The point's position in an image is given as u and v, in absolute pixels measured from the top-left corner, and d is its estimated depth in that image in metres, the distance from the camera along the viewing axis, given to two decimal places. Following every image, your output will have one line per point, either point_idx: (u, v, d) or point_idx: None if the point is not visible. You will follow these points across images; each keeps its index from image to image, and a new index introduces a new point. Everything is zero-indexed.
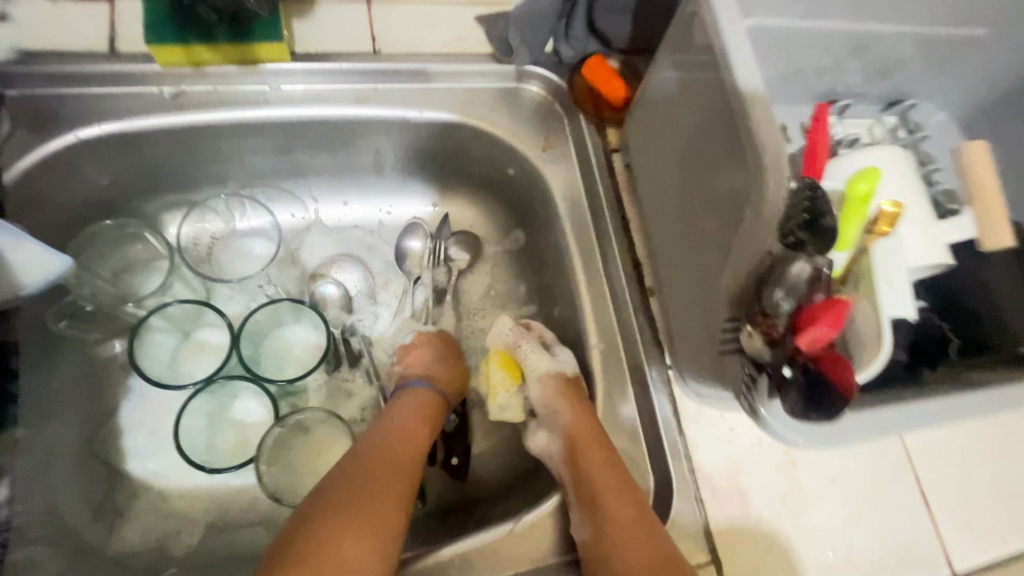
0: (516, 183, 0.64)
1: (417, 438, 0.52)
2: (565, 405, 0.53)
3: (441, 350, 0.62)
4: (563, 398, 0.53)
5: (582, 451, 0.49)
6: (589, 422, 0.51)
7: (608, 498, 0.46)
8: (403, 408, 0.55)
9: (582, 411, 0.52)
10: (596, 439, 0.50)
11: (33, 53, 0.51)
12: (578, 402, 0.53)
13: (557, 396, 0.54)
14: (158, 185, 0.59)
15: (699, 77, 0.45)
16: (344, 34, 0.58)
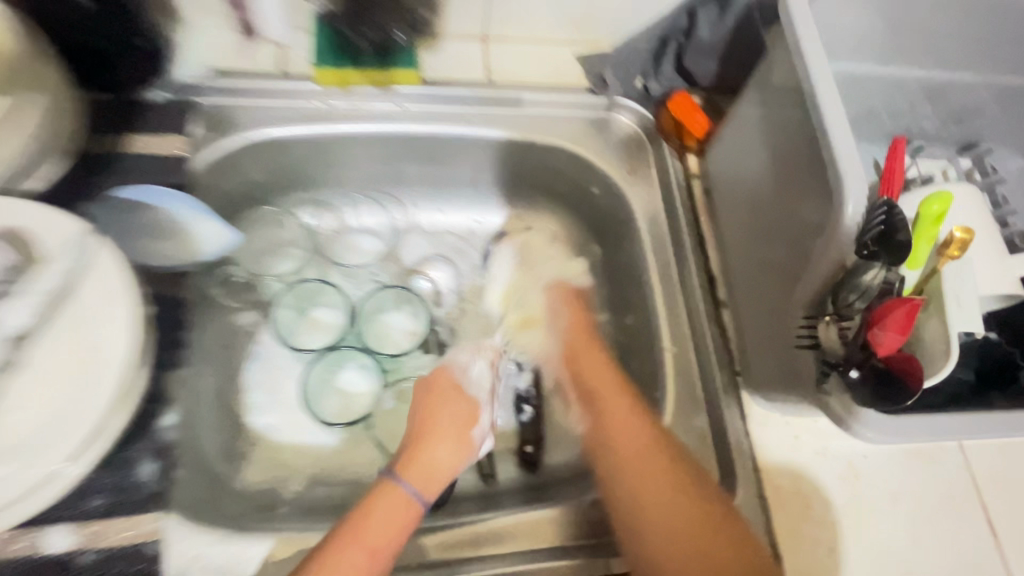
0: (599, 202, 0.71)
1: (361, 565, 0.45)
2: (565, 313, 0.68)
3: (434, 410, 0.57)
4: (566, 302, 0.69)
5: (580, 352, 0.63)
6: (583, 327, 0.66)
7: (603, 394, 0.58)
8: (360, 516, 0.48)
9: (576, 315, 0.67)
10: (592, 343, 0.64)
11: (221, 72, 0.63)
12: (576, 314, 0.68)
13: (562, 302, 0.69)
14: (294, 184, 0.69)
15: (785, 115, 0.50)
16: (463, 65, 0.68)
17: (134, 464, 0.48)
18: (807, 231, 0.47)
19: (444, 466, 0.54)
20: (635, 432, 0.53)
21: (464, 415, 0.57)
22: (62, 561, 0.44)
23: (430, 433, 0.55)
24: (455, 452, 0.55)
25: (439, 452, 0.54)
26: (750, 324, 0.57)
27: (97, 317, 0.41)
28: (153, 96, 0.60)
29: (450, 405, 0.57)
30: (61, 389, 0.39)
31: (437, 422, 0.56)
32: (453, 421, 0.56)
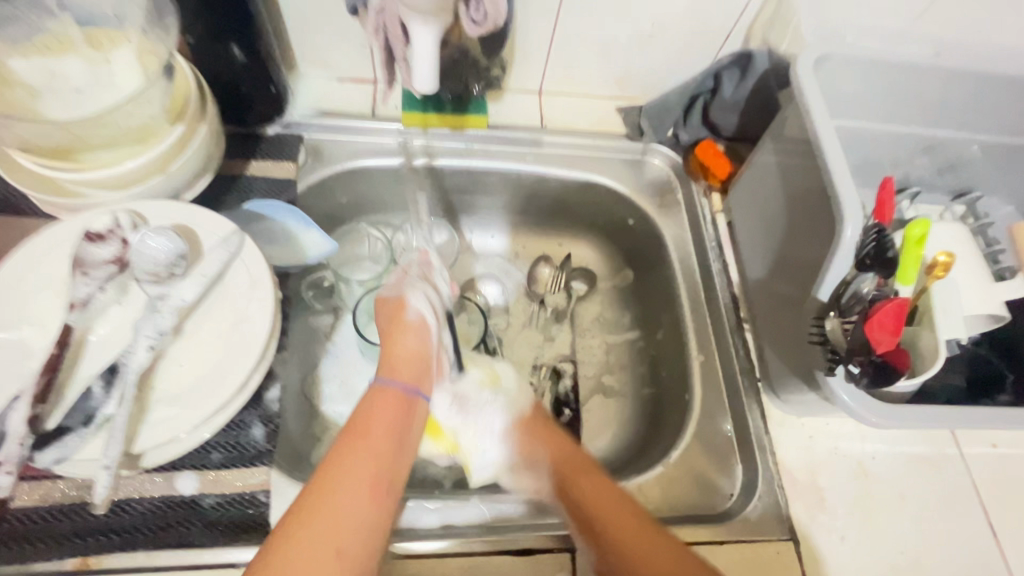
0: (634, 231, 0.82)
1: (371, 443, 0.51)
2: (539, 445, 0.62)
3: (386, 326, 0.62)
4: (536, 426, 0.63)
5: (569, 478, 0.58)
6: (565, 451, 0.61)
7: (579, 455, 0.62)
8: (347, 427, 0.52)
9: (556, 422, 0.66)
10: (581, 466, 0.59)
11: (325, 113, 0.76)
12: (554, 441, 0.62)
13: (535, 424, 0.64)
14: (371, 207, 0.81)
15: (799, 156, 0.60)
16: (522, 114, 0.80)
17: (247, 426, 0.56)
18: (821, 250, 0.56)
19: (413, 352, 0.59)
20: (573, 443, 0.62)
21: (399, 309, 0.62)
22: (188, 501, 0.52)
23: (391, 337, 0.60)
24: (417, 341, 0.60)
25: (403, 347, 0.59)
26: (770, 335, 0.65)
27: (243, 298, 0.51)
28: (270, 131, 0.72)
29: (393, 308, 0.63)
30: (215, 352, 0.49)
31: (397, 325, 0.61)
32: (401, 319, 0.62)
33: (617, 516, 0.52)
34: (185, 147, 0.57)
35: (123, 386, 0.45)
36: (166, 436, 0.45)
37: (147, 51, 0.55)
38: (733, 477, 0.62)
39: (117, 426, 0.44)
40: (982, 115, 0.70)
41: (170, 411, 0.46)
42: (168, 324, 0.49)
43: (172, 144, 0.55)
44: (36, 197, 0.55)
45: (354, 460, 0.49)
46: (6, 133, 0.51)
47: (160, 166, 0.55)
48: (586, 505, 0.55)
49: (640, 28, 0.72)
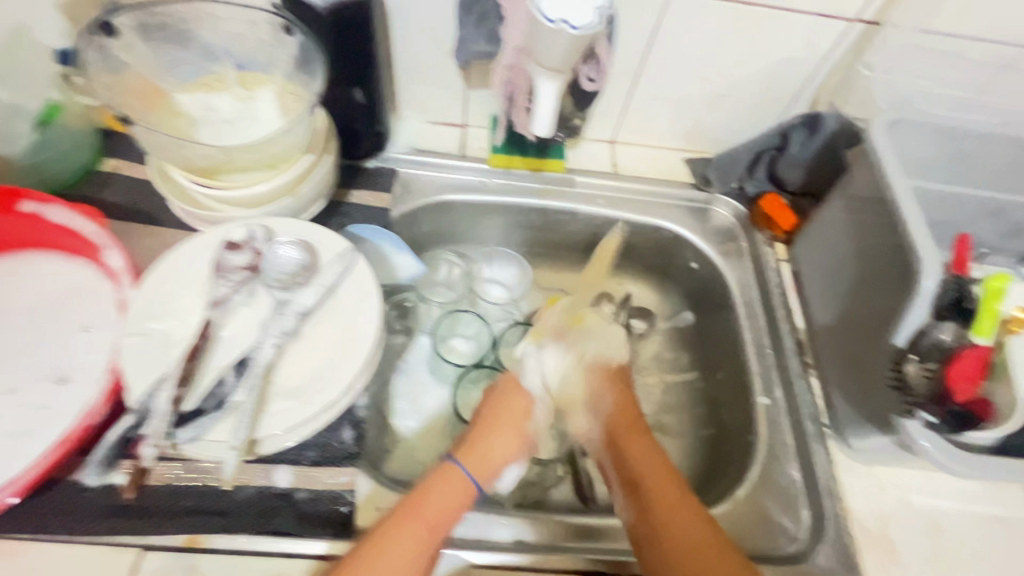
0: (697, 274, 0.85)
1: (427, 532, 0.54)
2: (610, 392, 0.70)
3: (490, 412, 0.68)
4: (607, 390, 0.70)
5: (622, 435, 0.66)
6: (627, 409, 0.69)
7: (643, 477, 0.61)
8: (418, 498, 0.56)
9: (621, 396, 0.70)
10: (635, 427, 0.67)
11: (418, 151, 0.83)
12: (621, 395, 0.70)
13: (608, 387, 0.71)
14: (448, 238, 0.87)
15: (870, 213, 0.63)
16: (595, 160, 0.86)
17: (338, 429, 0.60)
18: (892, 301, 0.58)
19: (508, 450, 0.66)
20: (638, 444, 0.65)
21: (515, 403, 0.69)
22: (282, 493, 0.55)
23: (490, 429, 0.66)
24: (517, 441, 0.67)
25: (499, 443, 0.66)
26: (839, 383, 0.66)
27: (352, 309, 0.57)
28: (370, 164, 0.80)
29: (513, 401, 0.69)
30: (326, 354, 0.55)
31: (506, 419, 0.67)
32: (517, 411, 0.68)
33: (650, 477, 0.60)
34: (309, 172, 0.64)
35: (252, 376, 0.52)
36: (283, 425, 0.50)
37: (290, 91, 0.64)
38: (800, 520, 0.61)
39: (244, 405, 0.50)
40: None
41: (287, 404, 0.52)
42: (287, 328, 0.55)
43: (301, 169, 0.63)
44: (182, 211, 0.63)
45: (404, 538, 0.52)
46: (174, 154, 0.60)
47: (289, 188, 0.63)
48: (630, 462, 0.63)
49: (713, 88, 0.78)
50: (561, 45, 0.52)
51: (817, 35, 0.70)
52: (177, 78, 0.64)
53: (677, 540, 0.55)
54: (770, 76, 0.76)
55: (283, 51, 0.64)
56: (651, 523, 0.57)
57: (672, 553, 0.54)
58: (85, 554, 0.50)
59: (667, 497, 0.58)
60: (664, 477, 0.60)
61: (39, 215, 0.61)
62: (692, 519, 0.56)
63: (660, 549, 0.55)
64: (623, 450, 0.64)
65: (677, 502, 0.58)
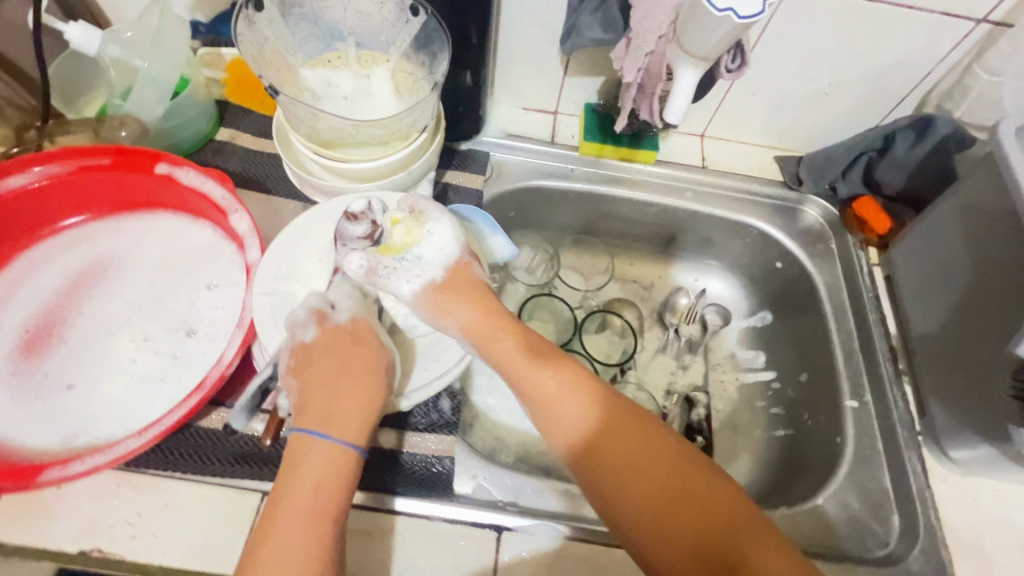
0: (781, 274, 0.85)
1: (325, 487, 0.45)
2: (481, 311, 0.55)
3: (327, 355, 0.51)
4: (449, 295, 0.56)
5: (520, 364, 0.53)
6: (496, 329, 0.55)
7: (580, 421, 0.50)
8: (301, 455, 0.47)
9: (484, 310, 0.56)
10: (538, 353, 0.53)
11: (511, 136, 0.85)
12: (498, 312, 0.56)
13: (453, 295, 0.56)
14: (530, 224, 0.89)
15: (989, 219, 0.63)
16: (682, 153, 0.86)
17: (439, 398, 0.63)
18: (1012, 306, 0.58)
19: (361, 396, 0.50)
20: (603, 408, 0.50)
21: (352, 355, 0.52)
22: (389, 453, 0.59)
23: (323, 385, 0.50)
24: (368, 387, 0.50)
25: (340, 388, 0.50)
26: (936, 392, 0.65)
27: None
28: (465, 147, 0.82)
29: (334, 356, 0.52)
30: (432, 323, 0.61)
31: (340, 365, 0.51)
32: (364, 358, 0.52)
33: (593, 426, 0.50)
34: (421, 152, 0.68)
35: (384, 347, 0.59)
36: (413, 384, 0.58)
37: (406, 71, 0.67)
38: (890, 525, 0.61)
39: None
40: None
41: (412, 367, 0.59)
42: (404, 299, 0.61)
43: (415, 149, 0.67)
44: (298, 178, 0.69)
45: (298, 488, 0.45)
46: (303, 125, 0.65)
47: (403, 166, 0.67)
48: (552, 405, 0.51)
49: (815, 86, 0.77)
50: (714, 38, 0.55)
51: (936, 36, 0.69)
52: (304, 55, 0.67)
53: (623, 468, 0.47)
54: (877, 76, 0.75)
55: (405, 31, 0.66)
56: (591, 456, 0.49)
57: (621, 489, 0.47)
58: (208, 495, 0.54)
59: (598, 422, 0.50)
60: (598, 405, 0.50)
61: (173, 178, 0.63)
62: (634, 436, 0.49)
63: (603, 483, 0.47)
64: (522, 383, 0.53)
65: (618, 418, 0.50)
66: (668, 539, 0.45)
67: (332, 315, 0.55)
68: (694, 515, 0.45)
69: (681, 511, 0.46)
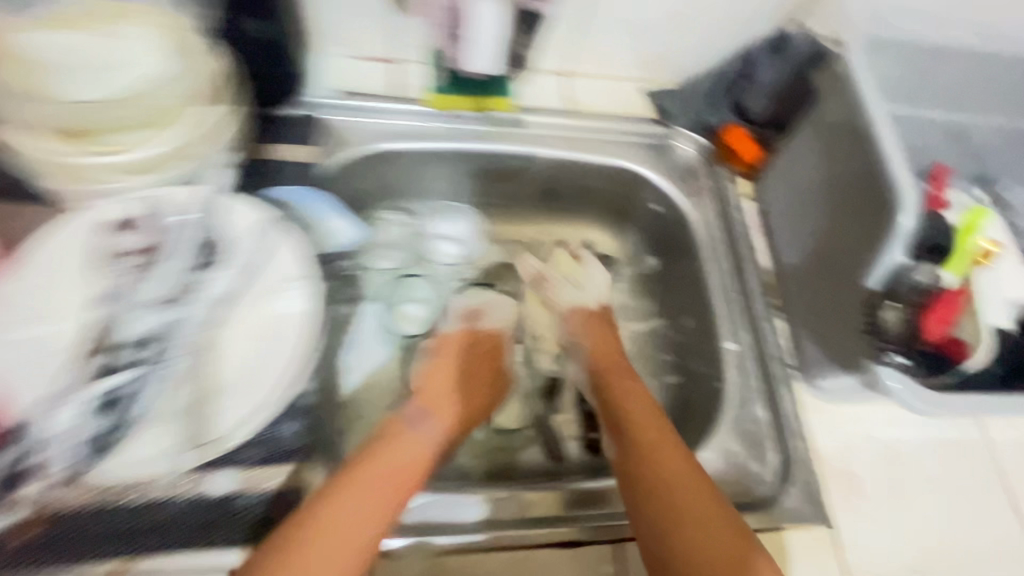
0: (660, 217, 0.80)
1: (361, 531, 0.47)
2: (590, 334, 0.74)
3: (463, 360, 0.69)
4: (586, 324, 0.75)
5: (604, 375, 0.68)
6: (608, 330, 0.74)
7: (634, 426, 0.61)
8: (351, 489, 0.49)
9: (601, 341, 0.73)
10: (615, 367, 0.69)
11: (344, 93, 0.72)
12: (606, 338, 0.73)
13: (588, 324, 0.75)
14: (386, 193, 0.78)
15: (840, 143, 0.60)
16: (546, 96, 0.78)
17: (279, 422, 0.53)
18: (853, 237, 0.57)
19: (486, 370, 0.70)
20: (657, 424, 0.60)
21: (473, 368, 0.69)
22: (221, 501, 0.48)
23: (441, 387, 0.66)
24: (480, 383, 0.69)
25: (445, 397, 0.64)
26: (804, 323, 0.66)
27: (275, 294, 0.57)
28: (289, 112, 0.69)
29: (468, 347, 0.71)
30: (245, 351, 0.54)
31: (472, 371, 0.69)
32: (489, 355, 0.72)
33: (641, 446, 0.58)
34: (208, 134, 0.58)
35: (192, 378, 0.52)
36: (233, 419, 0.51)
37: (181, 33, 0.56)
38: (768, 463, 0.61)
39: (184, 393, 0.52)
40: (1007, 99, 0.70)
41: (231, 403, 0.52)
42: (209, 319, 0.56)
43: (198, 130, 0.57)
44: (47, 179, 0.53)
45: (335, 528, 0.46)
46: (46, 116, 0.51)
47: (183, 151, 0.57)
48: (619, 403, 0.64)
49: (673, 8, 0.72)
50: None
51: None
52: (30, 16, 0.52)
53: (667, 471, 0.55)
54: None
55: None
56: (643, 477, 0.55)
57: (653, 488, 0.54)
58: None
59: (649, 437, 0.59)
60: (650, 415, 0.62)
61: None
62: (671, 447, 0.57)
63: (636, 485, 0.55)
64: (607, 376, 0.68)
65: (650, 423, 0.61)
66: (678, 536, 0.50)
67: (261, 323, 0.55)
68: (687, 519, 0.51)
69: (708, 522, 0.51)
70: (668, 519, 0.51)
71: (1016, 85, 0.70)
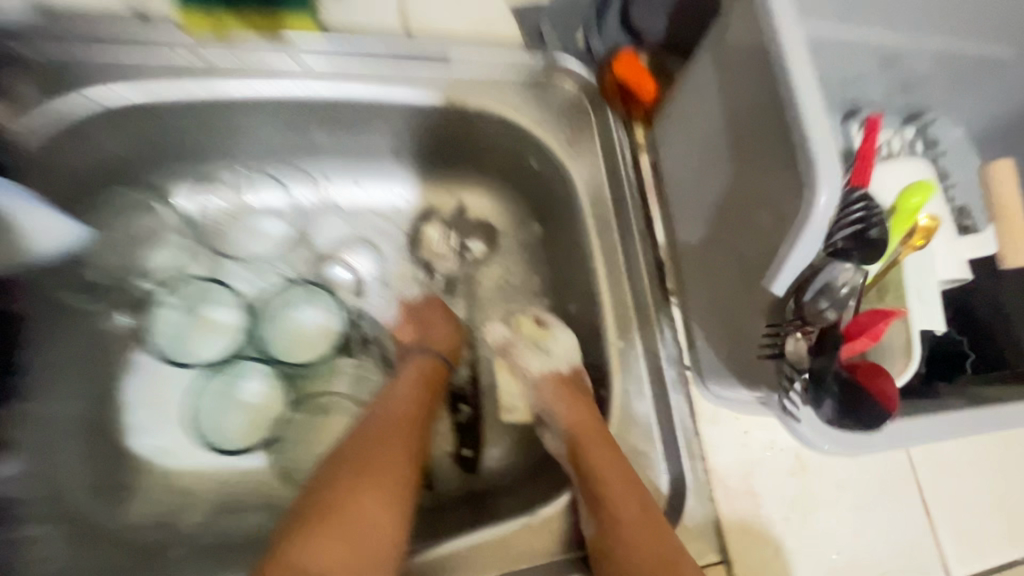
0: (538, 176, 0.63)
1: None
2: (563, 404, 0.54)
3: (399, 428, 0.50)
4: (557, 394, 0.55)
5: (583, 445, 0.50)
6: (578, 397, 0.55)
7: (613, 498, 0.47)
8: (333, 559, 0.41)
9: (580, 410, 0.53)
10: (598, 437, 0.50)
11: (53, 17, 0.49)
12: (575, 404, 0.54)
13: (555, 391, 0.56)
14: (163, 156, 0.57)
15: (745, 72, 0.42)
16: (371, 15, 0.57)
17: None
18: (753, 212, 0.41)
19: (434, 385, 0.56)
20: (625, 486, 0.48)
21: (407, 418, 0.52)
22: None
23: (364, 472, 0.46)
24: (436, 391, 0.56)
25: (362, 487, 0.45)
26: (700, 313, 0.52)
27: None
28: None
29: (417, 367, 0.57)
30: None
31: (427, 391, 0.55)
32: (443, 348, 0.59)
33: (613, 515, 0.46)
34: None
35: None
36: None
37: None
38: (655, 487, 0.51)
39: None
40: (957, 11, 0.55)
41: None
42: None
43: None
44: None
45: None
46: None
47: None
48: (592, 470, 0.49)
49: None
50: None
51: None
52: None
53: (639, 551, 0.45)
54: None
55: None
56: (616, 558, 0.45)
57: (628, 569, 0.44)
58: None
59: (624, 513, 0.46)
60: (624, 478, 0.48)
61: None
62: (643, 514, 0.46)
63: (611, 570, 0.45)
64: (583, 458, 0.50)
65: (626, 488, 0.48)
66: None
67: None
68: None
69: None
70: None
71: None
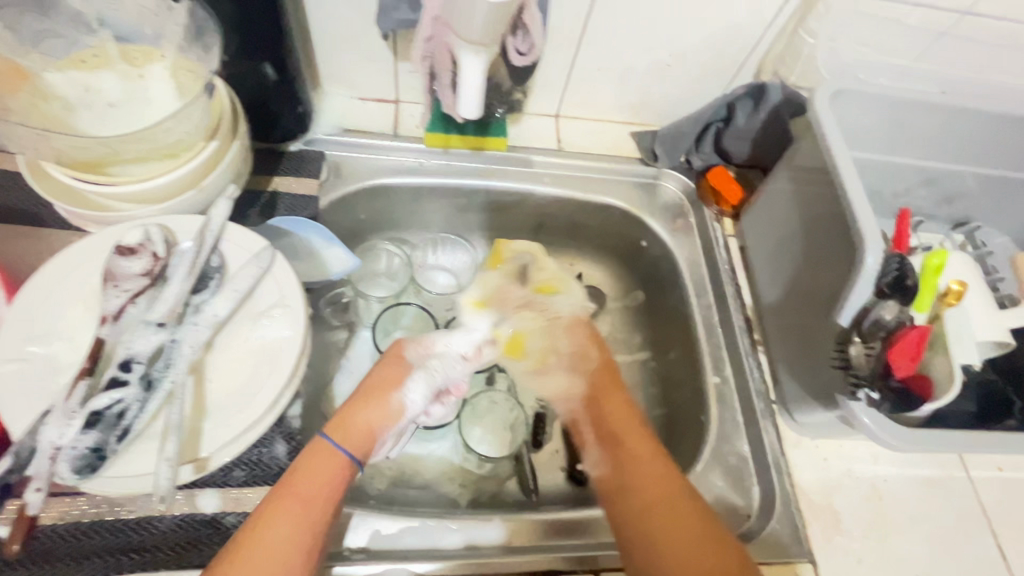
0: (647, 252, 0.83)
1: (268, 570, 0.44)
2: (587, 347, 0.71)
3: (315, 457, 0.52)
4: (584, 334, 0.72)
5: (602, 392, 0.66)
6: (606, 362, 0.69)
7: (628, 440, 0.60)
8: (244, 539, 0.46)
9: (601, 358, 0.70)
10: (616, 384, 0.67)
11: (346, 131, 0.77)
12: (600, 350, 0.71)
13: (586, 336, 0.72)
14: (386, 224, 0.82)
15: (821, 187, 0.62)
16: (539, 137, 0.82)
17: (270, 444, 0.56)
18: (836, 278, 0.60)
19: (325, 478, 0.51)
20: (643, 441, 0.60)
21: (336, 454, 0.53)
22: (210, 519, 0.52)
23: (301, 474, 0.50)
24: (320, 489, 0.50)
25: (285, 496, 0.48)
26: (785, 357, 0.67)
27: (261, 322, 0.52)
28: (298, 148, 0.74)
29: (344, 432, 0.55)
30: (235, 377, 0.49)
31: (298, 490, 0.49)
32: (378, 410, 0.58)
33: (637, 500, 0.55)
34: (189, 156, 0.55)
35: (153, 399, 0.45)
36: (231, 435, 0.47)
37: (184, 67, 0.56)
38: (752, 498, 0.62)
39: (172, 421, 0.44)
40: (985, 149, 0.73)
41: (221, 432, 0.47)
42: (156, 343, 0.46)
43: (174, 156, 0.54)
44: (67, 211, 0.54)
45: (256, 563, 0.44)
46: (41, 147, 0.50)
47: (165, 152, 0.53)
48: (609, 417, 0.63)
49: (659, 57, 0.74)
50: (478, 14, 0.50)
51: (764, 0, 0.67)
52: (45, 54, 0.54)
53: (649, 490, 0.55)
54: (714, 44, 0.73)
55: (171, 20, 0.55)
56: (627, 493, 0.56)
57: (639, 501, 0.55)
58: None
59: (638, 452, 0.58)
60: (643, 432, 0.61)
61: None
62: (655, 455, 0.58)
63: (625, 497, 0.56)
64: (601, 401, 0.65)
65: (643, 442, 0.60)
66: (670, 543, 0.51)
67: (254, 337, 0.51)
68: (677, 521, 0.52)
69: (668, 514, 0.53)
70: (642, 521, 0.53)
71: (1000, 136, 0.71)
